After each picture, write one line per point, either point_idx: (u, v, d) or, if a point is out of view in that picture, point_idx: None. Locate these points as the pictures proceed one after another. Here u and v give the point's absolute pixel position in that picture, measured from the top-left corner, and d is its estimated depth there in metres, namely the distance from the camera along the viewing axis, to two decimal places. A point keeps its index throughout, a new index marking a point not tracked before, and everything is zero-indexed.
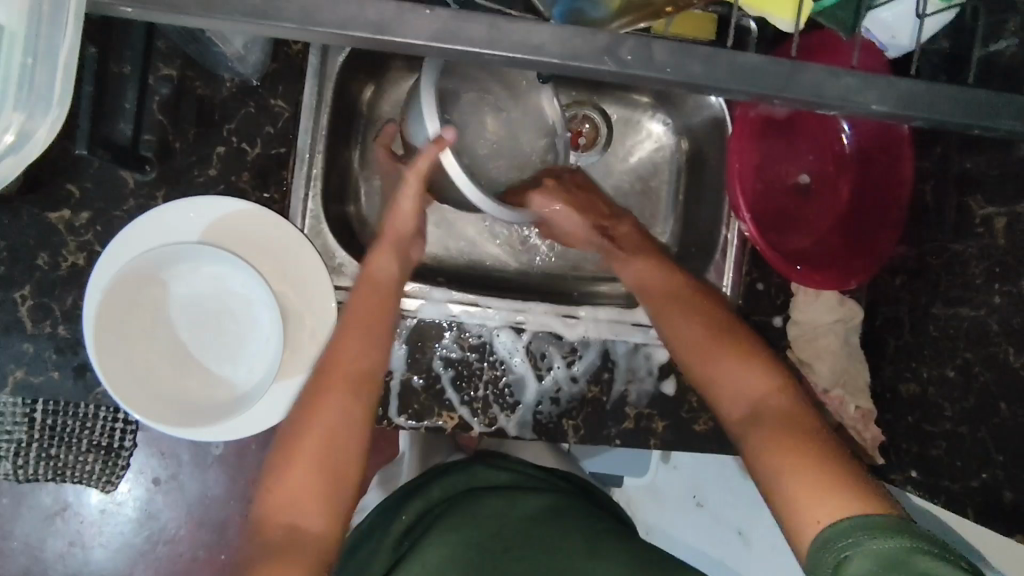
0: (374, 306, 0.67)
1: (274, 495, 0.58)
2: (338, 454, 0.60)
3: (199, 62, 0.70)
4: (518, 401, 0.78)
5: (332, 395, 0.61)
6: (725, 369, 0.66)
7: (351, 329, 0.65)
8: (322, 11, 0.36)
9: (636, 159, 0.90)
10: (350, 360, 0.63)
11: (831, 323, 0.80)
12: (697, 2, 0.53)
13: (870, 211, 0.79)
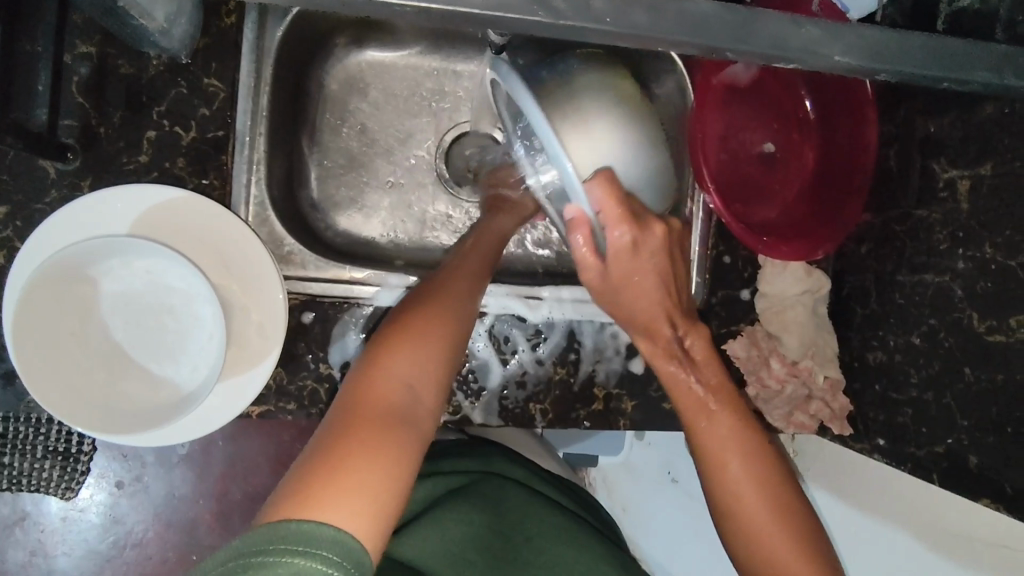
0: (486, 252, 0.66)
1: (376, 365, 0.49)
2: (450, 345, 0.53)
3: (120, 37, 0.64)
4: (482, 387, 0.75)
5: (449, 297, 0.57)
6: (723, 447, 0.63)
7: (467, 258, 0.63)
8: None
9: None
10: (466, 276, 0.60)
11: (798, 294, 0.78)
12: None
13: (836, 178, 0.77)
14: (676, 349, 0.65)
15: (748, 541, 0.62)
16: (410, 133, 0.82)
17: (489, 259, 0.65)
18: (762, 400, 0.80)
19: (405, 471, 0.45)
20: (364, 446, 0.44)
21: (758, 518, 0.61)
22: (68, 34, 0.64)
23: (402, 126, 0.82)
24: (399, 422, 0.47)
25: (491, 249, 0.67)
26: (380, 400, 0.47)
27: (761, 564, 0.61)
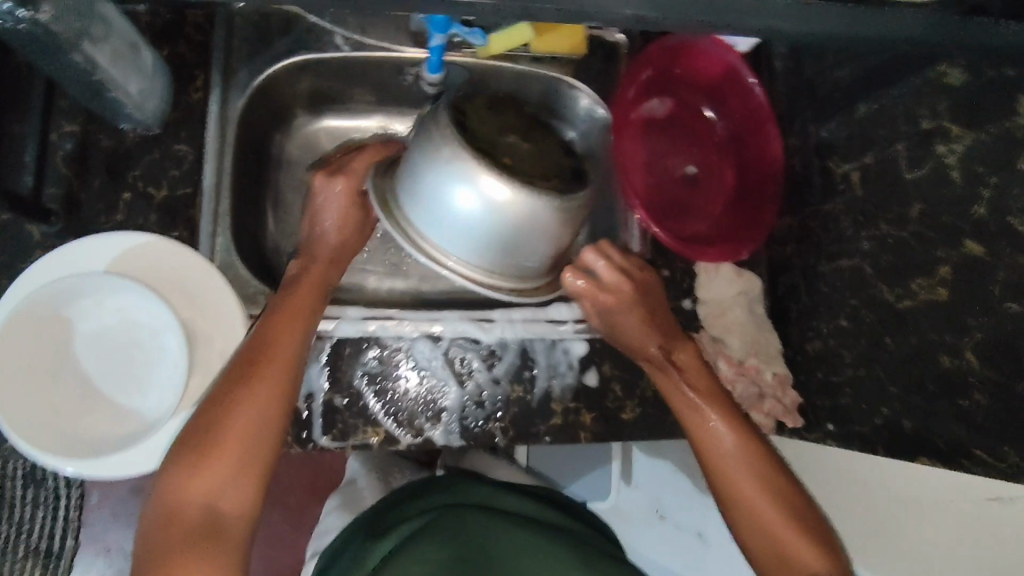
0: (305, 311, 0.67)
1: (184, 489, 0.55)
2: (257, 448, 0.59)
3: (100, 114, 0.73)
4: (443, 409, 0.79)
5: (251, 394, 0.60)
6: (716, 450, 0.67)
7: (277, 327, 0.65)
8: None
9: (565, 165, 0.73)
10: (279, 348, 0.63)
11: (734, 296, 0.83)
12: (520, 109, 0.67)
13: (753, 189, 0.85)
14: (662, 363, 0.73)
15: (751, 523, 0.64)
16: None
17: (308, 318, 0.67)
18: None
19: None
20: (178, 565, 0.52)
21: (763, 510, 0.64)
22: (55, 115, 0.73)
23: None
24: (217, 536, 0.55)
25: (311, 306, 0.68)
26: (193, 517, 0.55)
27: (763, 547, 0.63)
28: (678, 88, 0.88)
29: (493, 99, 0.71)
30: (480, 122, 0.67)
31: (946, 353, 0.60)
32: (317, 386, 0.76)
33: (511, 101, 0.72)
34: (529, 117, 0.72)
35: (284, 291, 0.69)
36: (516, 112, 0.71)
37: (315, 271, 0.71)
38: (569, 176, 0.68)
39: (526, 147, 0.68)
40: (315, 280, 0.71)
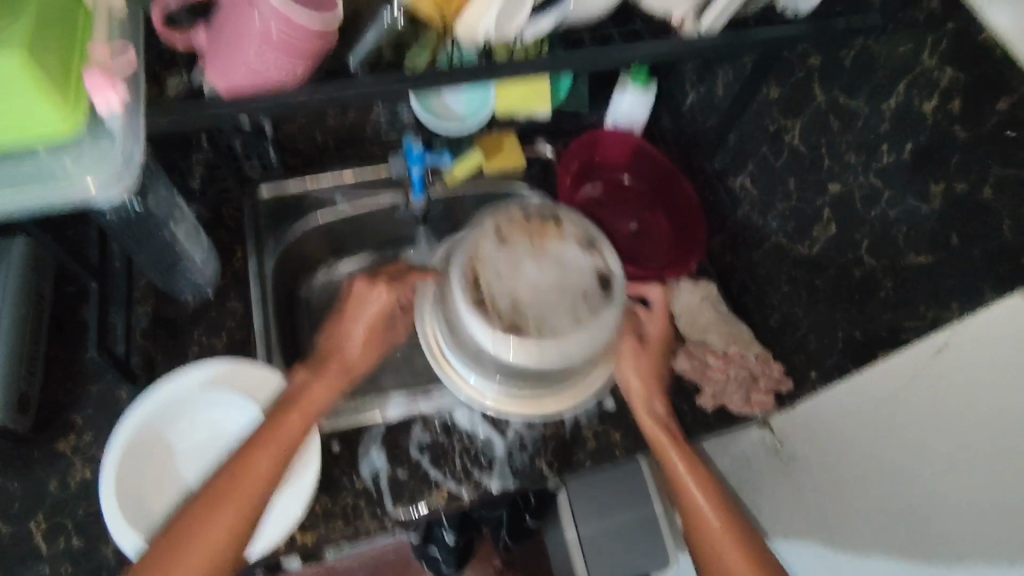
0: (269, 471, 0.69)
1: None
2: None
3: (166, 288, 0.89)
4: (493, 459, 0.89)
5: (212, 520, 0.65)
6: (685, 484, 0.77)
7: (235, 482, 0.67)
8: (231, 99, 0.53)
9: (574, 266, 0.81)
10: (251, 471, 0.68)
11: (700, 303, 1.01)
12: (545, 233, 0.83)
13: (686, 223, 1.06)
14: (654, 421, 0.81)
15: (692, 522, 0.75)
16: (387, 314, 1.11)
17: (268, 473, 0.69)
18: (719, 393, 0.96)
19: None
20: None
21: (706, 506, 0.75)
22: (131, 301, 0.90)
23: None
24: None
25: (275, 458, 0.69)
26: None
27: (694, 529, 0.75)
28: (604, 171, 1.11)
29: (506, 230, 0.83)
30: (499, 275, 0.80)
31: (855, 265, 0.78)
32: (380, 465, 0.86)
33: (526, 219, 0.84)
34: (542, 228, 0.83)
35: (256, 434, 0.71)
36: (530, 231, 0.83)
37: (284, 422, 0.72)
38: (596, 296, 0.81)
39: (556, 286, 0.81)
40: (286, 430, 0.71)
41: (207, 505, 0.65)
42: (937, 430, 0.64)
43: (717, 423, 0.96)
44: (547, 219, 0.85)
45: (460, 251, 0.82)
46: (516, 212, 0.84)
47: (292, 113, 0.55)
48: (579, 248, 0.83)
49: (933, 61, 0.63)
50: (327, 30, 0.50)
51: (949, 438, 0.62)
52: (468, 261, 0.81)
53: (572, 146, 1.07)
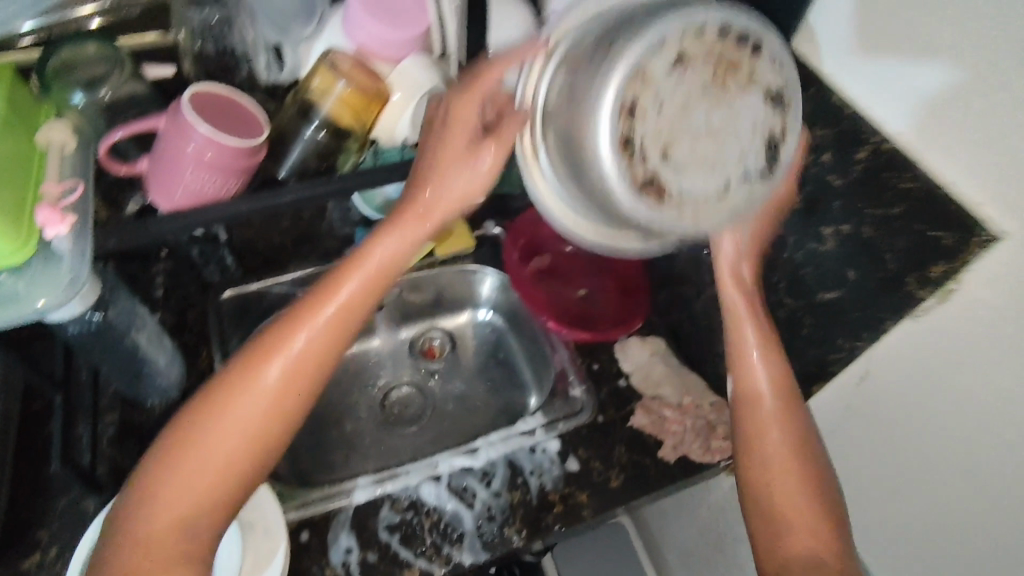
0: (286, 395, 0.63)
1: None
2: (184, 547, 0.59)
3: (132, 396, 0.91)
4: (462, 532, 0.90)
5: (188, 485, 0.60)
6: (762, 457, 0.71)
7: (222, 419, 0.61)
8: (173, 215, 0.59)
9: (750, 133, 0.53)
10: (250, 415, 0.62)
11: (649, 359, 1.06)
12: (722, 49, 0.51)
13: (629, 284, 1.13)
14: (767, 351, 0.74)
15: (763, 502, 0.70)
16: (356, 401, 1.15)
17: (269, 415, 0.63)
18: (678, 445, 0.99)
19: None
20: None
21: (784, 483, 0.70)
22: None
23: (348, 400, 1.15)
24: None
25: (281, 396, 0.63)
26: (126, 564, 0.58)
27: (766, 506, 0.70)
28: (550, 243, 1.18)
29: (688, 45, 0.50)
30: (653, 116, 0.51)
31: (779, 307, 0.81)
32: (349, 550, 0.87)
33: (715, 43, 0.51)
34: (731, 69, 0.51)
35: (244, 361, 0.64)
36: (716, 60, 0.51)
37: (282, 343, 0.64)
38: (757, 173, 0.54)
39: (699, 136, 0.52)
40: (285, 360, 0.64)
41: (181, 467, 0.61)
42: (957, 387, 0.62)
43: (681, 473, 0.97)
44: (738, 48, 0.51)
45: (615, 59, 0.51)
46: (693, 39, 0.50)
47: (230, 222, 0.61)
48: (762, 99, 0.53)
49: None
50: (254, 148, 0.56)
51: (973, 408, 0.61)
52: (622, 77, 0.50)
53: (515, 226, 1.16)
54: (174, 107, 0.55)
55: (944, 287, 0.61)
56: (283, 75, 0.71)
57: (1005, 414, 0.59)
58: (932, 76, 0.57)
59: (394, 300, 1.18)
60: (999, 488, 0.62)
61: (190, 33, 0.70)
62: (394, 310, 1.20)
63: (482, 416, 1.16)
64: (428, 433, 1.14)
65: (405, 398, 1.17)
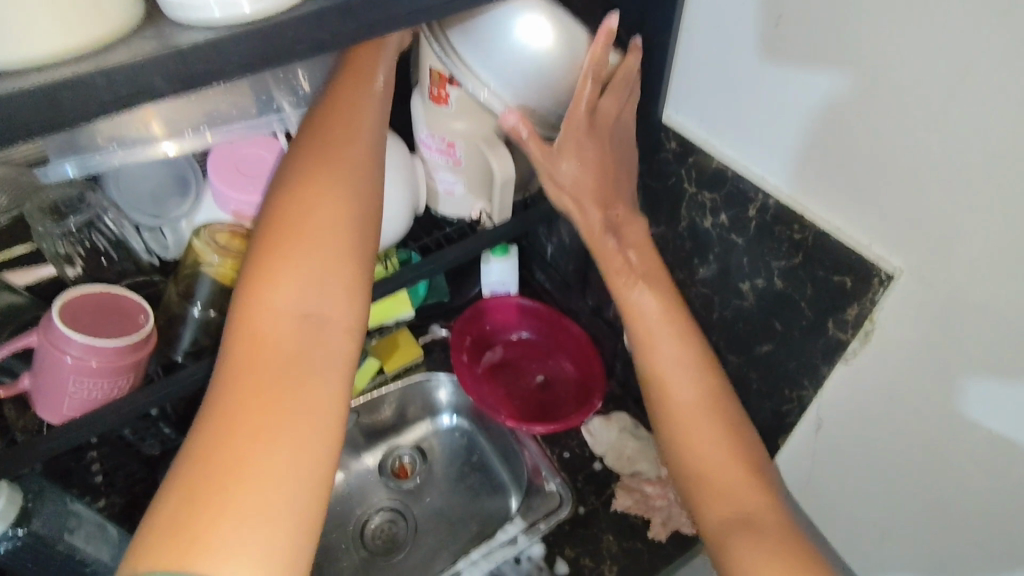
0: (337, 223, 0.53)
1: (230, 461, 0.43)
2: (309, 364, 0.48)
3: None
4: None
5: (285, 353, 0.48)
6: (691, 434, 0.62)
7: (307, 215, 0.53)
8: (66, 427, 0.56)
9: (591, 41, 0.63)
10: (300, 260, 0.51)
11: (620, 434, 1.04)
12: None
13: (583, 359, 1.11)
14: (669, 311, 0.67)
15: (705, 489, 0.60)
16: (331, 541, 1.09)
17: (354, 205, 0.55)
18: (667, 520, 0.95)
19: (300, 499, 0.44)
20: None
21: (712, 459, 0.61)
22: None
23: (321, 544, 1.08)
24: (244, 537, 0.41)
25: (359, 185, 0.56)
26: (225, 504, 0.42)
27: (703, 486, 0.61)
28: (496, 335, 1.17)
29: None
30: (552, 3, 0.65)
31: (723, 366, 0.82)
32: None
33: None
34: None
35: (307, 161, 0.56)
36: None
37: (349, 129, 0.58)
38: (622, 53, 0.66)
39: None
40: (353, 151, 0.57)
41: (261, 345, 0.48)
42: (971, 316, 0.54)
43: (675, 551, 0.92)
44: None
45: None
46: None
47: (128, 419, 0.59)
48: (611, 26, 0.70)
49: (693, 187, 0.74)
50: (137, 343, 0.57)
51: (978, 343, 0.55)
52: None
53: (457, 323, 1.13)
54: (47, 322, 0.56)
55: (861, 329, 0.63)
56: (168, 250, 0.71)
57: (955, 444, 0.60)
58: (782, 112, 0.62)
59: (350, 428, 1.15)
60: (974, 515, 0.62)
61: (60, 249, 0.66)
62: (357, 434, 1.16)
63: (467, 527, 1.10)
64: (413, 559, 1.07)
65: (382, 524, 1.11)
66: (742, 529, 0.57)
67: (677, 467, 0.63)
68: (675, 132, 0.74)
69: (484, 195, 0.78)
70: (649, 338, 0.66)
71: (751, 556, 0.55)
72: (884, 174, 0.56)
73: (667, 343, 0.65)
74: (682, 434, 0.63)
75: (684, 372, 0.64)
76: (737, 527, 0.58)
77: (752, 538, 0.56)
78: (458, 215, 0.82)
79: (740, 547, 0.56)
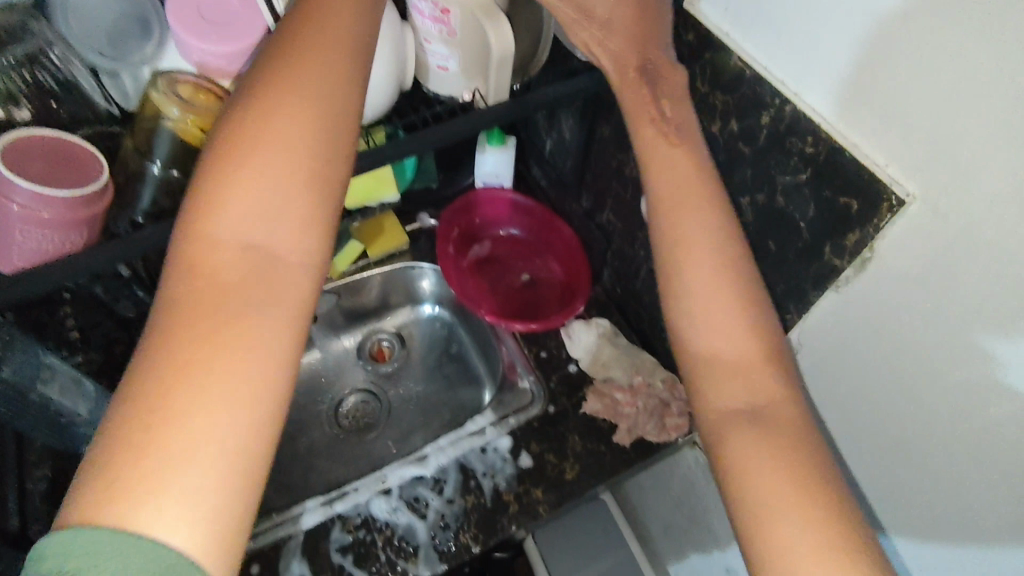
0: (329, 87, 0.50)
1: (169, 395, 0.40)
2: (285, 229, 0.47)
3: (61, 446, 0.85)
4: (416, 545, 0.87)
5: (264, 214, 0.46)
6: (704, 313, 0.54)
7: (271, 109, 0.48)
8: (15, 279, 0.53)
9: None
10: (289, 116, 0.48)
11: (599, 340, 1.03)
12: None
13: (570, 262, 1.09)
14: (694, 183, 0.58)
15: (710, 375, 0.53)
16: (308, 415, 1.11)
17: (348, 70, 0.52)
18: (633, 427, 0.96)
19: (262, 366, 0.43)
20: (166, 514, 0.38)
21: (723, 343, 0.54)
22: None
23: (297, 416, 1.11)
24: (173, 481, 0.39)
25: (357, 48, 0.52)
26: (188, 355, 0.42)
27: (709, 371, 0.53)
28: (485, 228, 1.13)
29: None
30: None
31: None
32: None
33: None
34: None
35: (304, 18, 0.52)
36: None
37: (316, 31, 0.51)
38: None
39: None
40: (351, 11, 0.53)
41: (238, 201, 0.46)
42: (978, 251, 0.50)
43: (637, 456, 0.94)
44: None
45: None
46: None
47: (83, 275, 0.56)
48: None
49: (706, 88, 0.68)
50: (90, 198, 0.56)
51: (972, 282, 0.51)
52: None
53: (446, 212, 1.09)
54: None
55: (859, 256, 0.60)
56: (128, 99, 0.67)
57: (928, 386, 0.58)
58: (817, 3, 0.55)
59: (331, 309, 1.14)
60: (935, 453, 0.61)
61: (9, 85, 0.62)
62: (337, 315, 1.15)
63: (440, 413, 1.13)
64: (386, 438, 1.10)
65: (357, 403, 1.14)
66: (747, 424, 0.51)
67: (682, 346, 0.55)
68: (693, 22, 0.67)
69: (482, 72, 0.72)
70: (670, 206, 0.58)
71: (751, 454, 0.50)
72: (914, 94, 0.50)
73: (690, 211, 0.57)
74: (691, 314, 0.55)
75: (705, 245, 0.56)
76: (742, 419, 0.51)
77: (756, 434, 0.51)
78: (451, 93, 0.76)
79: (738, 440, 0.50)
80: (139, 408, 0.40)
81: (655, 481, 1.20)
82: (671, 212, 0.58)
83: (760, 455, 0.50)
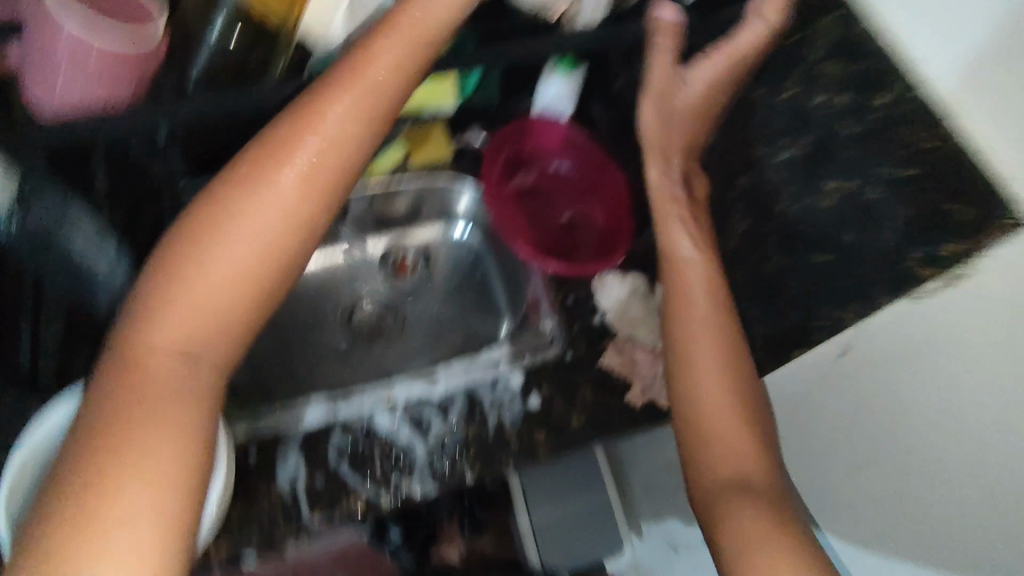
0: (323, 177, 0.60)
1: (116, 432, 0.49)
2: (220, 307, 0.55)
3: (77, 297, 0.80)
4: (413, 462, 0.87)
5: (197, 291, 0.55)
6: (705, 405, 0.67)
7: (258, 196, 0.57)
8: None
9: None
10: (258, 206, 0.57)
11: (630, 296, 1.00)
12: None
13: (615, 210, 1.04)
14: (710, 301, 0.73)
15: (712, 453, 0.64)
16: (322, 313, 1.10)
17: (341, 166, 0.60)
18: (647, 389, 0.94)
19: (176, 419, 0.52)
20: (116, 533, 0.46)
21: (722, 429, 0.65)
22: None
23: (311, 313, 1.09)
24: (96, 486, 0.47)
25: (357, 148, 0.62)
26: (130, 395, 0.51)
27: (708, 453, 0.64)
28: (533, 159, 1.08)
29: None
30: None
31: None
32: (296, 475, 0.84)
33: None
34: None
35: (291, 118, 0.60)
36: None
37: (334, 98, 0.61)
38: None
39: None
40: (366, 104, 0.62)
41: (186, 278, 0.55)
42: None
43: (645, 419, 0.93)
44: None
45: None
46: None
47: None
48: None
49: None
50: None
51: None
52: None
53: (497, 133, 1.04)
54: None
55: None
56: None
57: None
58: None
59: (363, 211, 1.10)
60: None
61: None
62: (367, 219, 1.11)
63: (453, 337, 1.11)
64: (396, 351, 1.10)
65: (373, 311, 1.12)
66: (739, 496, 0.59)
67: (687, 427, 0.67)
68: None
69: None
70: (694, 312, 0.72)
71: (743, 520, 0.57)
72: None
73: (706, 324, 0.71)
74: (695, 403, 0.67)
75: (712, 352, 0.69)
76: (731, 491, 0.60)
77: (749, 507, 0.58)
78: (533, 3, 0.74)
79: (733, 508, 0.58)
80: (94, 427, 0.49)
81: (649, 443, 1.20)
82: (687, 320, 0.72)
83: (750, 526, 0.56)
